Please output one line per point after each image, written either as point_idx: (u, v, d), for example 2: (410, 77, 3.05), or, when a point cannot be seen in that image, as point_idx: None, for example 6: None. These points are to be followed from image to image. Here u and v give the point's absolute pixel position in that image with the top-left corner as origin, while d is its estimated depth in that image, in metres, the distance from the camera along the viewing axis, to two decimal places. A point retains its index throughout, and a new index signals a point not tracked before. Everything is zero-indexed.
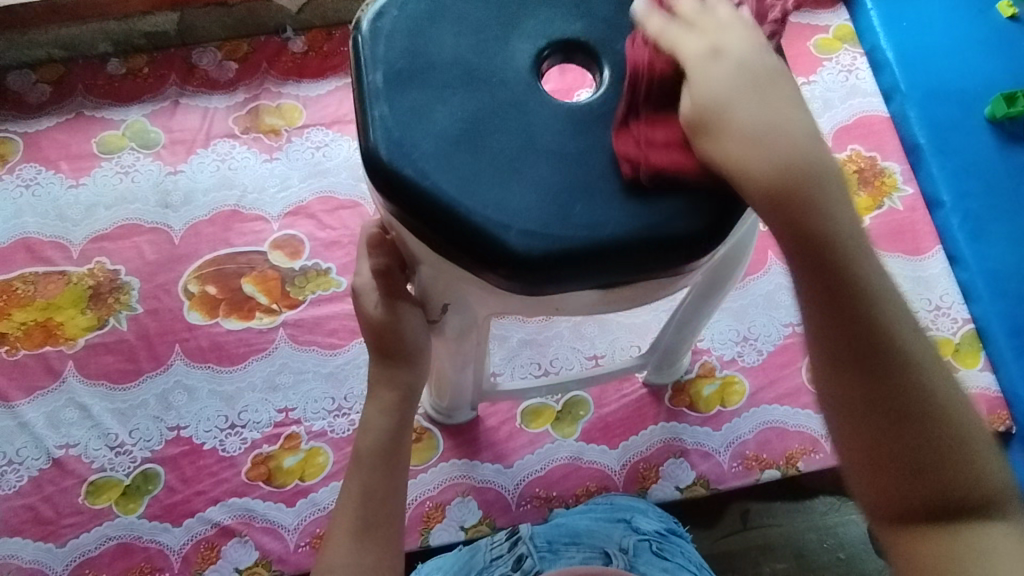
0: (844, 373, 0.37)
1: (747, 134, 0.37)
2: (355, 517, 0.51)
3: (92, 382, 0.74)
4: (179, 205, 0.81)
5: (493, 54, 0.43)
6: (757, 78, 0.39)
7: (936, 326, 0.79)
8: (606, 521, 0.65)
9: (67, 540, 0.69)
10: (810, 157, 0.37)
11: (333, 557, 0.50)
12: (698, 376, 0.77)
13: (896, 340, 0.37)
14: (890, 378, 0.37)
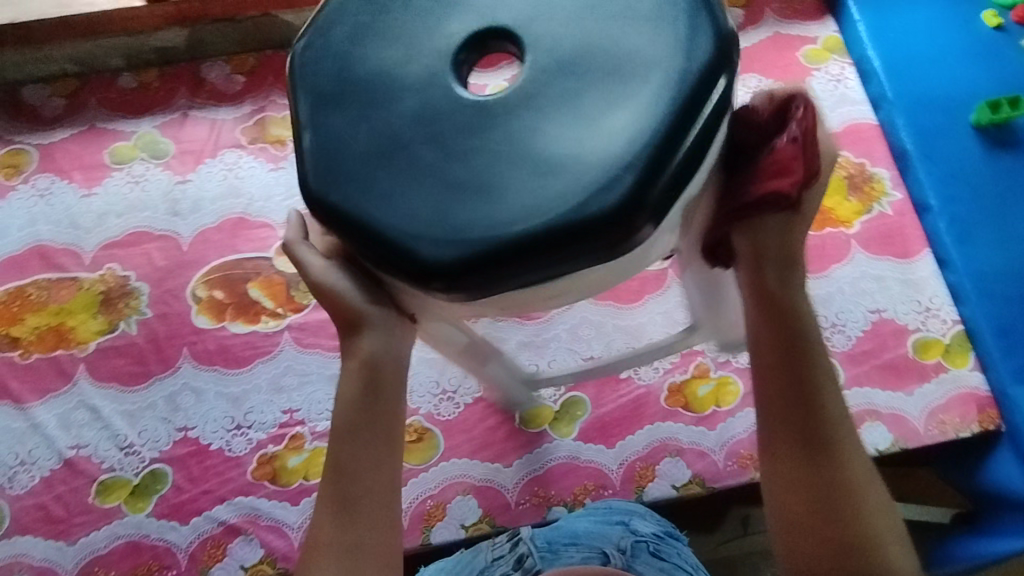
0: (786, 427, 0.43)
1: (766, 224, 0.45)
2: (337, 491, 0.45)
3: (103, 385, 0.76)
4: (187, 213, 0.84)
5: (408, 63, 0.44)
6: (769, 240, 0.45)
7: (926, 327, 0.81)
8: (604, 522, 0.64)
9: (78, 538, 0.70)
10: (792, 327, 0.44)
11: (326, 536, 0.44)
12: (693, 377, 0.78)
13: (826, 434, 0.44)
14: (824, 446, 0.43)
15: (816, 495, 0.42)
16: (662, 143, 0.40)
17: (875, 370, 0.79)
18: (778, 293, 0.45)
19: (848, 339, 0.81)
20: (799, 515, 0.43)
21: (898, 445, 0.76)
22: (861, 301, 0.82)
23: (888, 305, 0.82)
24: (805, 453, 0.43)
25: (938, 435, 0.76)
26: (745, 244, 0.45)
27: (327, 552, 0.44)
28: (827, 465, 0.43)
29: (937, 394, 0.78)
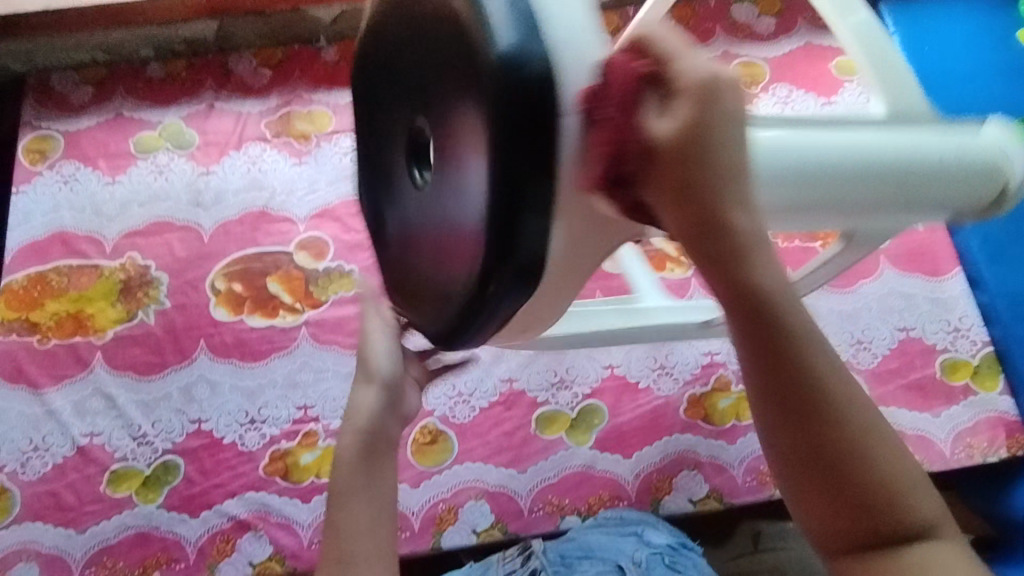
0: (784, 401, 0.35)
1: (678, 124, 0.35)
2: (337, 550, 0.49)
3: (119, 373, 0.76)
4: (209, 205, 0.84)
5: (372, 134, 0.52)
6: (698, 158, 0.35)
7: (955, 348, 0.79)
8: (615, 535, 0.65)
9: (88, 527, 0.70)
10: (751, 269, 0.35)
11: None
12: (714, 389, 0.77)
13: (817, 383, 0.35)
14: (822, 414, 0.35)
15: (831, 474, 0.35)
16: (520, 168, 0.37)
17: (901, 390, 0.77)
18: (738, 236, 0.35)
19: (874, 357, 0.79)
20: (817, 495, 0.35)
21: (922, 467, 0.74)
22: (889, 319, 0.80)
23: (916, 324, 0.80)
24: (804, 427, 0.35)
25: (964, 459, 0.74)
26: (669, 194, 0.36)
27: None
28: (833, 437, 0.35)
29: (965, 417, 0.76)
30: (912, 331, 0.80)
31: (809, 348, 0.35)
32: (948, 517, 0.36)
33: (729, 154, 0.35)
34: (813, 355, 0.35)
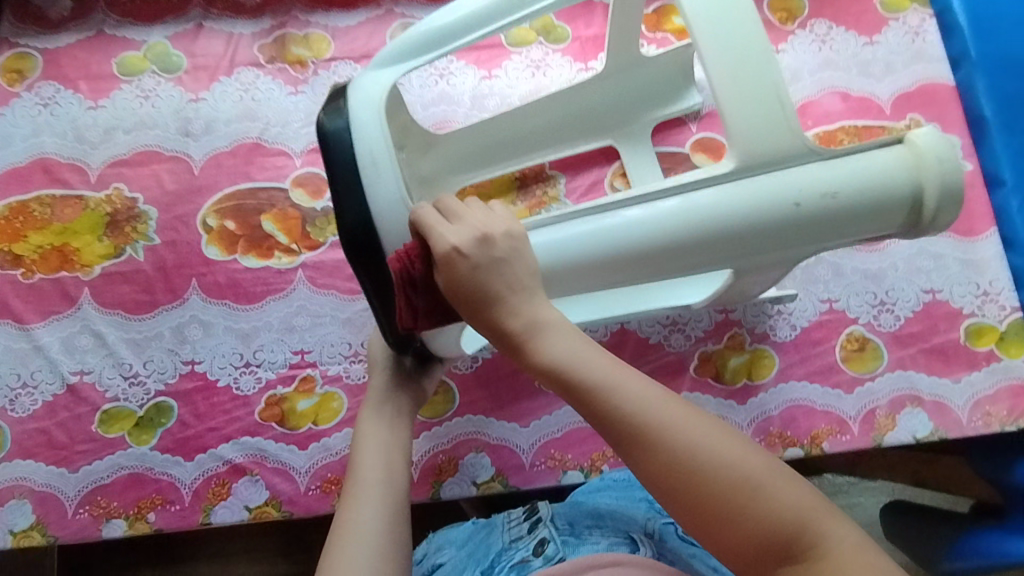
0: (640, 465, 0.41)
1: (448, 278, 0.46)
2: (359, 483, 0.56)
3: (109, 311, 0.73)
4: (200, 135, 0.78)
5: None
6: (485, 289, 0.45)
7: (982, 313, 0.75)
8: (631, 501, 0.59)
9: (80, 467, 0.69)
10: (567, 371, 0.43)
11: (352, 515, 0.54)
12: (726, 348, 0.74)
13: (654, 451, 0.40)
14: (667, 463, 0.40)
15: (705, 506, 0.39)
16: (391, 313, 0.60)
17: (921, 354, 0.74)
18: (518, 334, 0.45)
19: (896, 319, 0.75)
20: (705, 530, 0.40)
21: (937, 434, 0.72)
22: (915, 280, 0.76)
23: (944, 286, 0.76)
24: (668, 482, 0.40)
25: (981, 428, 0.72)
26: (479, 320, 0.46)
27: (353, 527, 0.53)
28: (691, 476, 0.39)
29: (985, 384, 0.73)
30: (939, 294, 0.76)
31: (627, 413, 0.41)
32: (818, 509, 0.39)
33: (503, 278, 0.45)
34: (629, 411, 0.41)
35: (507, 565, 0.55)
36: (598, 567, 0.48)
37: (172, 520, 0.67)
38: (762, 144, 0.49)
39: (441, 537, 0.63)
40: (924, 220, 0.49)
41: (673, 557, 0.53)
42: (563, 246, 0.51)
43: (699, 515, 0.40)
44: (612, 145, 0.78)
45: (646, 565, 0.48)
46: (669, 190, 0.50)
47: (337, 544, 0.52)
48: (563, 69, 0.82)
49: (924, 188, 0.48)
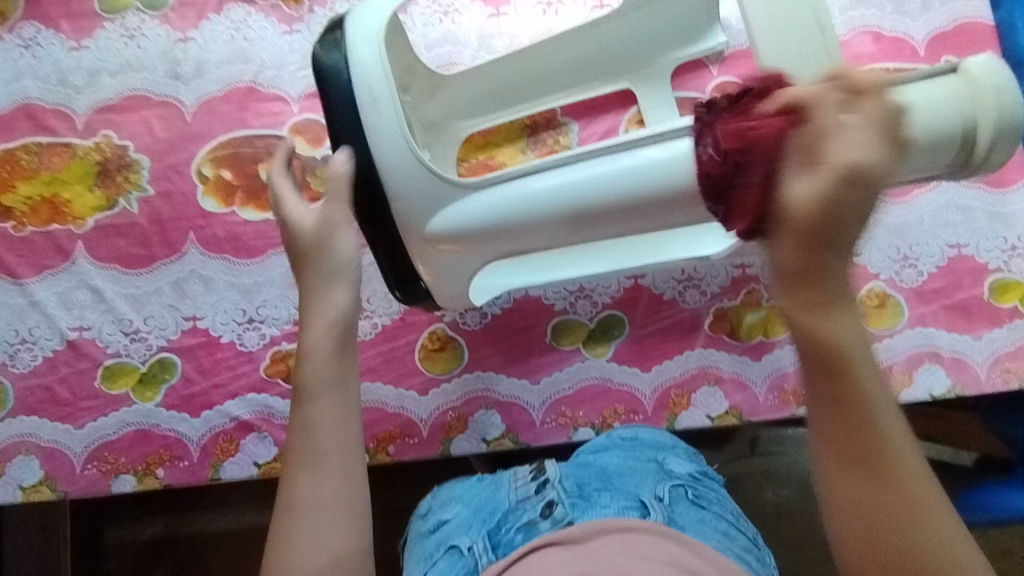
0: (832, 437, 0.38)
1: (832, 173, 0.34)
2: (306, 447, 0.45)
3: (104, 265, 0.71)
4: (190, 78, 0.74)
5: None
6: (833, 210, 0.34)
7: (1009, 268, 0.73)
8: (637, 462, 0.60)
9: (85, 423, 0.68)
10: (853, 337, 0.37)
11: (299, 489, 0.45)
12: (742, 304, 0.72)
13: (890, 448, 0.37)
14: (873, 461, 0.37)
15: (880, 519, 0.37)
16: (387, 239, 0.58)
17: (943, 311, 0.72)
18: (822, 268, 0.35)
19: (919, 275, 0.73)
20: (858, 531, 0.38)
21: (954, 391, 0.70)
22: (941, 234, 0.73)
23: (970, 241, 0.73)
24: (860, 474, 0.37)
25: (1001, 385, 0.70)
26: (794, 228, 0.35)
27: (305, 506, 0.44)
28: (894, 486, 0.37)
29: (1007, 341, 0.71)
30: (964, 249, 0.73)
31: (858, 402, 0.37)
32: None
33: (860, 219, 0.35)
34: (876, 405, 0.37)
35: (514, 526, 0.53)
36: (608, 532, 0.47)
37: (182, 476, 0.67)
38: (806, 76, 0.48)
39: (445, 493, 0.63)
40: (974, 158, 0.50)
41: (683, 522, 0.52)
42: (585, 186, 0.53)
43: (886, 526, 0.37)
44: (629, 88, 0.73)
45: (658, 533, 0.47)
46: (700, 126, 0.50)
47: (285, 524, 0.44)
48: (577, 6, 0.76)
49: (974, 120, 0.49)
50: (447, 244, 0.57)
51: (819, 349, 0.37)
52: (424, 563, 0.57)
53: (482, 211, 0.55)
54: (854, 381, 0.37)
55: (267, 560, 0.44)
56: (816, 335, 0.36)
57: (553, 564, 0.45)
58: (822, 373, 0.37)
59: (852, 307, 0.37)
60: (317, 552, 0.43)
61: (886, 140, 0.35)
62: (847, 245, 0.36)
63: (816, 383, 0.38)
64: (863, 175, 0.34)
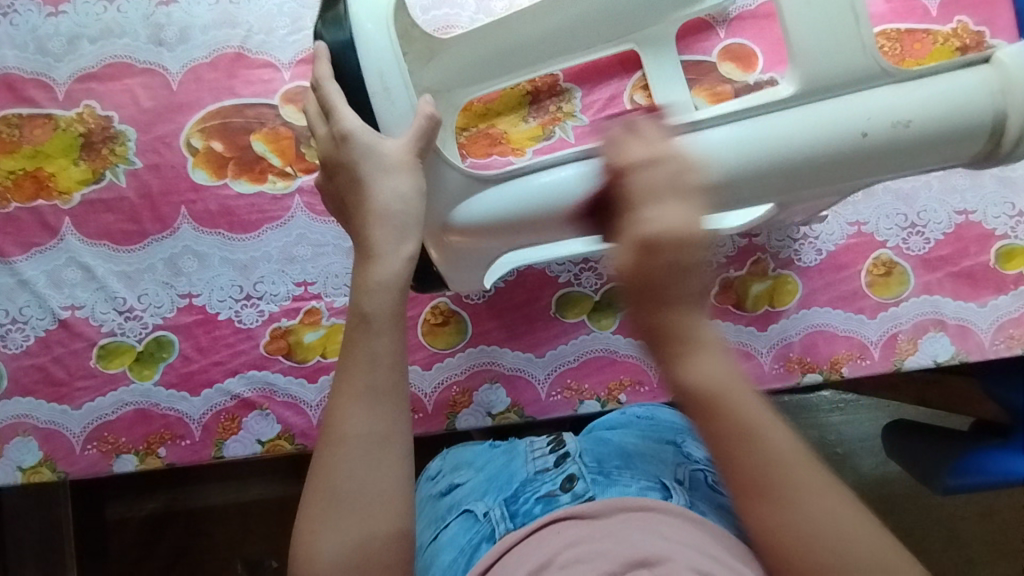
0: (732, 471, 0.44)
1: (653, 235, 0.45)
2: (364, 380, 0.44)
3: (94, 242, 0.68)
4: (175, 43, 0.70)
5: None
6: (674, 265, 0.45)
7: (1015, 234, 0.72)
8: (656, 443, 0.59)
9: (83, 403, 0.67)
10: (719, 377, 0.45)
11: (348, 423, 0.44)
12: (748, 275, 0.71)
13: (781, 466, 0.43)
14: (764, 483, 0.43)
15: (791, 539, 0.42)
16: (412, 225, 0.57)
17: (948, 278, 0.71)
18: (670, 322, 0.46)
19: (926, 242, 0.72)
20: (784, 547, 0.42)
21: (958, 358, 0.70)
22: (948, 200, 0.72)
23: (978, 207, 0.72)
24: (757, 497, 0.43)
25: (1004, 351, 0.70)
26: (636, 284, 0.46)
27: (354, 441, 0.43)
28: (788, 504, 0.43)
29: (1012, 307, 0.71)
30: (972, 216, 0.72)
31: (739, 425, 0.44)
32: None
33: (694, 272, 0.46)
34: (755, 429, 0.44)
35: (532, 497, 0.53)
36: (627, 509, 0.47)
37: (183, 455, 0.66)
38: (831, 67, 0.47)
39: (456, 457, 0.63)
40: (1001, 149, 0.49)
41: (703, 506, 0.52)
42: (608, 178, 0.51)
43: (798, 537, 0.42)
44: (633, 49, 0.71)
45: (679, 515, 0.47)
46: (727, 116, 0.49)
47: (330, 456, 0.44)
48: None
49: (1004, 110, 0.47)
50: (460, 235, 0.56)
51: (689, 394, 0.45)
52: (436, 526, 0.57)
53: (495, 205, 0.54)
54: (727, 415, 0.44)
55: (309, 484, 0.44)
56: (690, 381, 0.45)
57: (569, 539, 0.45)
58: (704, 420, 0.45)
59: (718, 354, 0.46)
60: (362, 486, 0.43)
61: (686, 200, 0.45)
62: (682, 296, 0.46)
63: (701, 423, 0.45)
64: (682, 239, 0.45)
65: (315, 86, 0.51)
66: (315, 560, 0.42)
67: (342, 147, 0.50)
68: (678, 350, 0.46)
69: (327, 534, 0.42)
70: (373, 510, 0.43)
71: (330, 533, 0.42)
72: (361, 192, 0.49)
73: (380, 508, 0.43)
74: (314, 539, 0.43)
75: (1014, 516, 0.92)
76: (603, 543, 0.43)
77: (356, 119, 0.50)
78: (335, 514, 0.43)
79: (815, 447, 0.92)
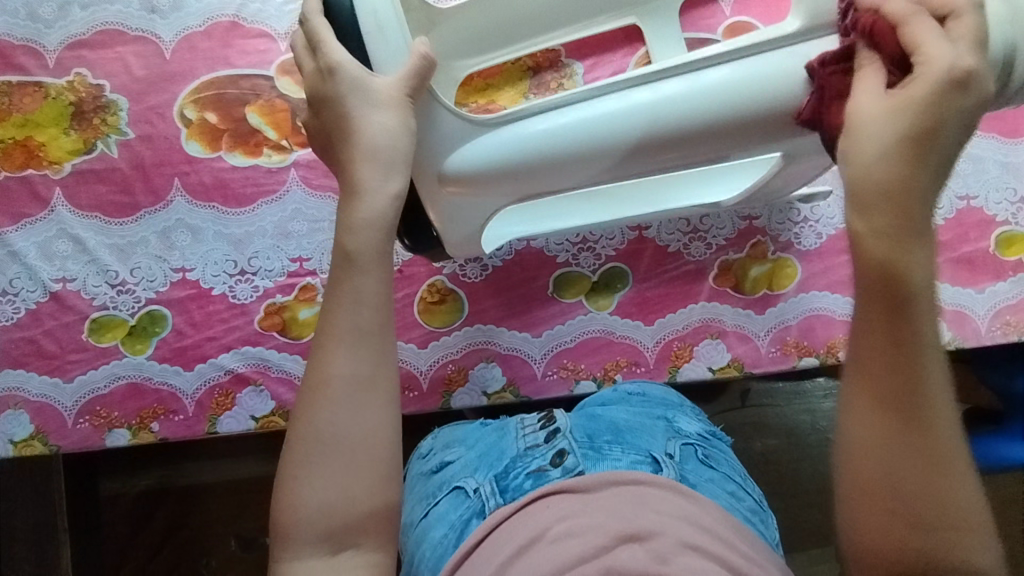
0: (872, 368, 0.39)
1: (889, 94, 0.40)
2: (343, 322, 0.44)
3: (86, 214, 0.67)
4: (168, 11, 0.69)
5: None
6: (941, 105, 0.39)
7: (1016, 221, 0.71)
8: (647, 418, 0.60)
9: (75, 376, 0.66)
10: (910, 270, 0.38)
11: (331, 365, 0.43)
12: (747, 257, 0.71)
13: (928, 386, 0.38)
14: (901, 394, 0.38)
15: (898, 454, 0.38)
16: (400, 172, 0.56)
17: (948, 264, 0.71)
18: (892, 193, 0.39)
19: None
20: (874, 471, 0.38)
21: (954, 344, 0.70)
22: (951, 185, 0.72)
23: (979, 193, 0.72)
24: (892, 406, 0.38)
25: (1000, 337, 0.70)
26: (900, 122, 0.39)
27: (336, 384, 0.43)
28: (917, 423, 0.38)
29: (1010, 294, 0.71)
30: (973, 201, 0.72)
31: (907, 333, 0.38)
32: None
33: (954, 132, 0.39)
34: (921, 339, 0.38)
35: (523, 472, 0.53)
36: (620, 483, 0.47)
37: (176, 429, 0.66)
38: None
39: (447, 435, 0.62)
40: (1011, 84, 0.48)
41: (694, 480, 0.53)
42: (607, 123, 0.50)
43: (908, 462, 0.38)
44: (634, 23, 0.69)
45: (668, 488, 0.47)
46: (725, 56, 0.49)
47: (311, 400, 0.43)
48: None
49: (1017, 44, 0.46)
50: (456, 185, 0.55)
51: (869, 284, 0.39)
52: (426, 502, 0.57)
53: (488, 152, 0.53)
54: (911, 314, 0.38)
55: (291, 430, 0.44)
56: (872, 272, 0.39)
57: (559, 513, 0.45)
58: (872, 312, 0.39)
59: (925, 261, 0.39)
60: (344, 429, 0.42)
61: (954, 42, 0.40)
62: (937, 153, 0.39)
63: (864, 308, 0.39)
64: (954, 80, 0.39)
65: (304, 22, 0.51)
66: (301, 506, 0.42)
67: (326, 81, 0.49)
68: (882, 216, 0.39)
69: (312, 480, 0.42)
70: (357, 455, 0.42)
71: (310, 479, 0.42)
72: (347, 126, 0.48)
73: (359, 455, 0.42)
74: (298, 486, 0.42)
75: (1003, 504, 0.92)
76: (593, 516, 0.44)
77: (343, 53, 0.49)
78: (318, 460, 0.42)
79: (808, 432, 0.93)
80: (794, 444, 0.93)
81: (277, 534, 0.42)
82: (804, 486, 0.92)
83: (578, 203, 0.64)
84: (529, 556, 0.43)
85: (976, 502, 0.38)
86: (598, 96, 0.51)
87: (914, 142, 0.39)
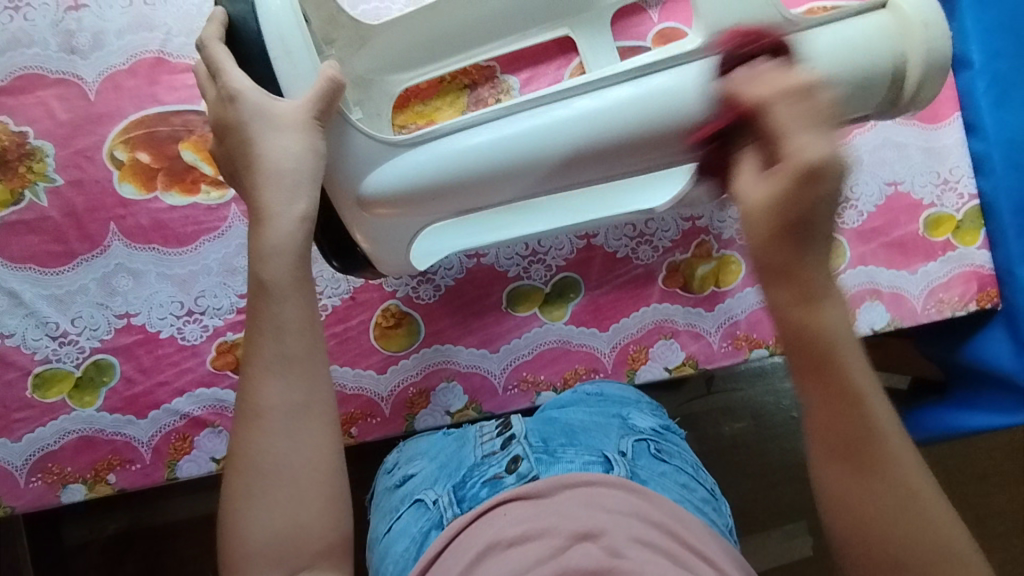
0: (821, 427, 0.40)
1: (767, 192, 0.38)
2: (275, 349, 0.44)
3: (19, 266, 0.65)
4: (89, 50, 0.67)
5: None
6: (805, 213, 0.37)
7: (941, 203, 0.75)
8: (601, 417, 0.61)
9: (22, 435, 0.64)
10: (836, 350, 0.39)
11: (266, 397, 0.44)
12: (694, 256, 0.72)
13: (884, 435, 0.40)
14: (858, 445, 0.40)
15: (861, 496, 0.40)
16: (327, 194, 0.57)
17: (882, 249, 0.74)
18: (813, 286, 0.38)
19: (860, 215, 0.75)
20: (857, 514, 0.40)
21: (894, 324, 0.74)
22: (879, 173, 0.75)
23: (906, 177, 0.75)
24: (845, 461, 0.40)
25: (935, 315, 0.74)
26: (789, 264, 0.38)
27: (273, 414, 0.43)
28: (880, 472, 0.40)
29: (942, 273, 0.74)
30: (901, 186, 0.75)
31: (852, 397, 0.39)
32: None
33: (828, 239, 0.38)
34: (863, 404, 0.40)
35: (479, 482, 0.54)
36: (571, 486, 0.48)
37: (135, 479, 0.64)
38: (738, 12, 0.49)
39: (410, 449, 0.63)
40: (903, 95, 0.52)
41: (644, 475, 0.53)
42: (541, 133, 0.51)
43: (879, 502, 0.40)
44: (567, 34, 0.70)
45: (620, 486, 0.48)
46: (659, 64, 0.50)
47: (250, 428, 0.43)
48: None
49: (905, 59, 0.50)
50: (382, 207, 0.55)
51: (804, 364, 0.40)
52: (389, 518, 0.57)
53: (411, 171, 0.53)
54: (841, 381, 0.39)
55: (234, 464, 0.44)
56: (806, 357, 0.39)
57: (516, 519, 0.45)
58: (815, 390, 0.40)
59: (844, 331, 0.39)
60: (285, 459, 0.43)
61: (824, 130, 0.37)
62: (822, 243, 0.38)
63: (803, 376, 0.40)
64: (815, 189, 0.36)
65: (205, 48, 0.50)
66: (249, 540, 0.42)
67: (227, 107, 0.48)
68: (796, 314, 0.39)
69: (256, 511, 0.43)
70: (303, 483, 0.43)
71: (257, 510, 0.43)
72: (252, 153, 0.47)
73: (299, 481, 0.43)
74: (245, 519, 0.43)
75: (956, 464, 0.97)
76: (543, 521, 0.44)
77: (244, 79, 0.48)
78: (263, 491, 0.43)
79: (772, 412, 0.95)
80: (759, 427, 0.96)
81: (230, 567, 0.43)
82: (771, 464, 0.95)
83: (517, 217, 0.65)
84: (488, 563, 0.43)
85: (953, 521, 0.41)
86: (520, 111, 0.52)
87: (791, 233, 0.37)
